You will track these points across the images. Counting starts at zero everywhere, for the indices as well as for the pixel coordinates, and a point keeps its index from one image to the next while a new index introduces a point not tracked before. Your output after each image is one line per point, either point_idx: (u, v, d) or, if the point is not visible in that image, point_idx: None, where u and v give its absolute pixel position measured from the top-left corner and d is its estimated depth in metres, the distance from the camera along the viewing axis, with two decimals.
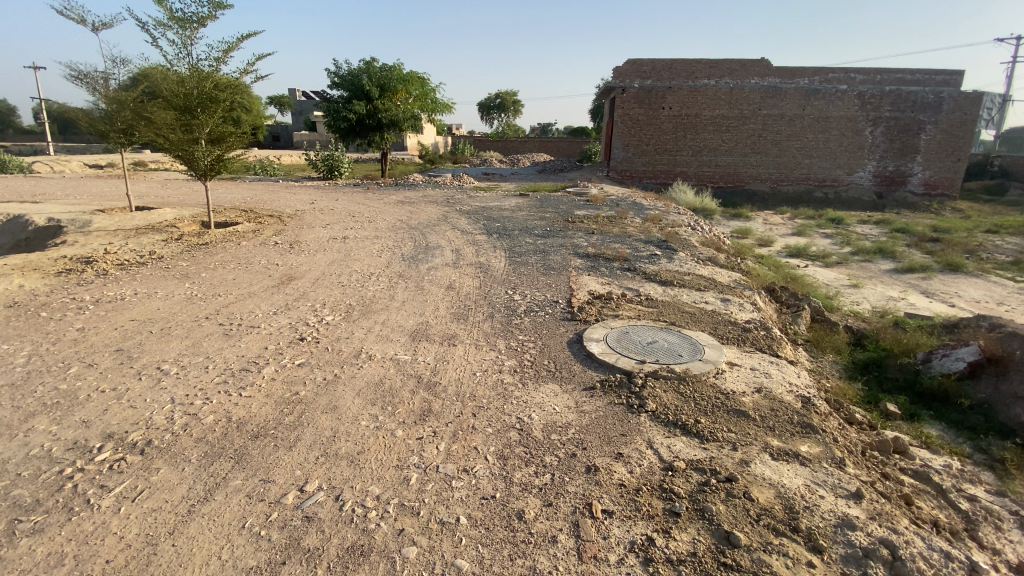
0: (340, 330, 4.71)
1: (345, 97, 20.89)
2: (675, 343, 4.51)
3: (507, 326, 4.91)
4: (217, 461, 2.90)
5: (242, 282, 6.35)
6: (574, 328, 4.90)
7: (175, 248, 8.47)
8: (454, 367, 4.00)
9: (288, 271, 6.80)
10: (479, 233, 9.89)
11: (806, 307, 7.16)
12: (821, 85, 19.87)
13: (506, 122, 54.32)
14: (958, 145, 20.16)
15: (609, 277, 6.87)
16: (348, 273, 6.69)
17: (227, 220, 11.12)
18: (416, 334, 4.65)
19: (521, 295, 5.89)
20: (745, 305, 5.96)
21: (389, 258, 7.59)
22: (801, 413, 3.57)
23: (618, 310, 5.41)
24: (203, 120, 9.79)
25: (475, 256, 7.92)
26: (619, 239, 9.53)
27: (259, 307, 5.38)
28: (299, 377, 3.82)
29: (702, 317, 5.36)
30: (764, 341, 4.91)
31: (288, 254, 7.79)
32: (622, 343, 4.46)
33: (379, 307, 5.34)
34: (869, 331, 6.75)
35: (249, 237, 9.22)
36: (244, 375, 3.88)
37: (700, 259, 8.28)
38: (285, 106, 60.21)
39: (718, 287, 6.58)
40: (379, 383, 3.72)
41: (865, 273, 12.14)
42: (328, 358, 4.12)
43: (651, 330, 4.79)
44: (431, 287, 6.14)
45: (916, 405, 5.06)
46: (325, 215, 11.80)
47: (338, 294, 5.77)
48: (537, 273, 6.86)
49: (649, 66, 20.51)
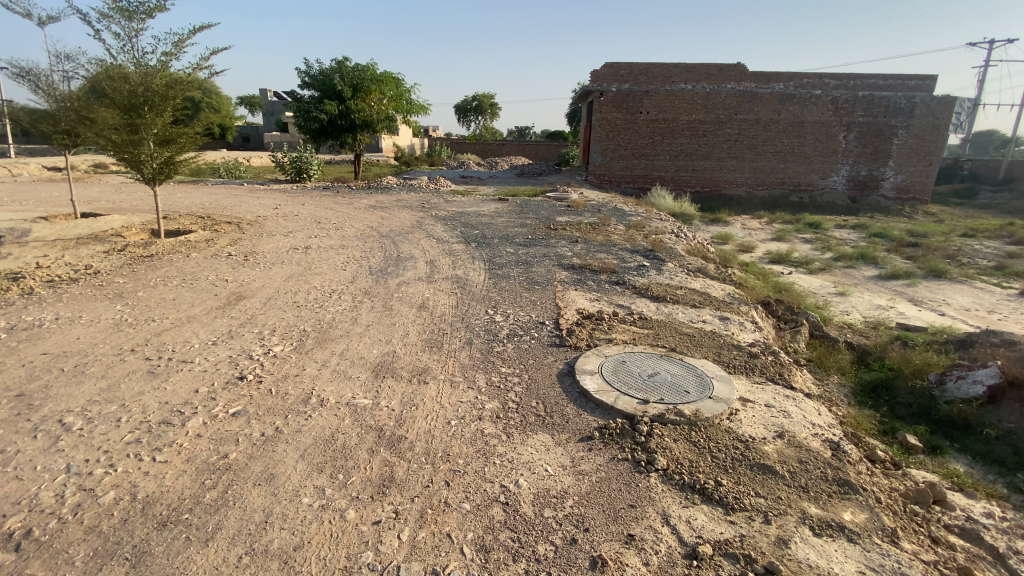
0: (288, 366, 3.98)
1: (315, 97, 19.93)
2: (679, 375, 3.90)
3: (486, 355, 4.27)
4: (108, 566, 2.15)
5: (183, 303, 5.50)
6: (563, 356, 4.29)
7: (115, 261, 7.52)
8: (423, 413, 3.34)
9: (237, 290, 5.97)
10: (456, 242, 9.22)
11: (805, 322, 6.72)
12: (797, 90, 19.81)
13: (483, 125, 53.69)
14: (929, 150, 20.42)
15: (598, 292, 6.29)
16: (305, 291, 5.92)
17: (179, 228, 10.17)
18: (378, 369, 3.96)
19: (502, 315, 5.26)
20: (746, 325, 5.43)
21: (355, 272, 6.85)
22: (835, 467, 3.05)
23: (612, 333, 4.82)
24: (151, 119, 8.78)
25: (452, 268, 7.26)
26: (604, 248, 9.00)
27: (196, 336, 4.55)
28: (231, 434, 3.07)
29: (703, 339, 4.81)
30: (774, 370, 4.38)
31: (241, 269, 6.96)
32: (619, 376, 3.84)
33: (337, 334, 4.63)
34: (871, 349, 6.36)
35: (202, 248, 8.34)
36: (164, 431, 3.10)
37: (691, 270, 7.78)
38: (255, 106, 58.39)
39: (714, 303, 6.06)
40: (329, 439, 3.02)
41: (850, 280, 11.90)
42: (270, 406, 3.39)
43: (651, 359, 4.17)
44: (400, 307, 5.44)
45: (935, 436, 4.71)
46: (289, 222, 10.94)
47: (291, 318, 5.01)
48: (520, 289, 6.24)
49: (627, 70, 20.05)
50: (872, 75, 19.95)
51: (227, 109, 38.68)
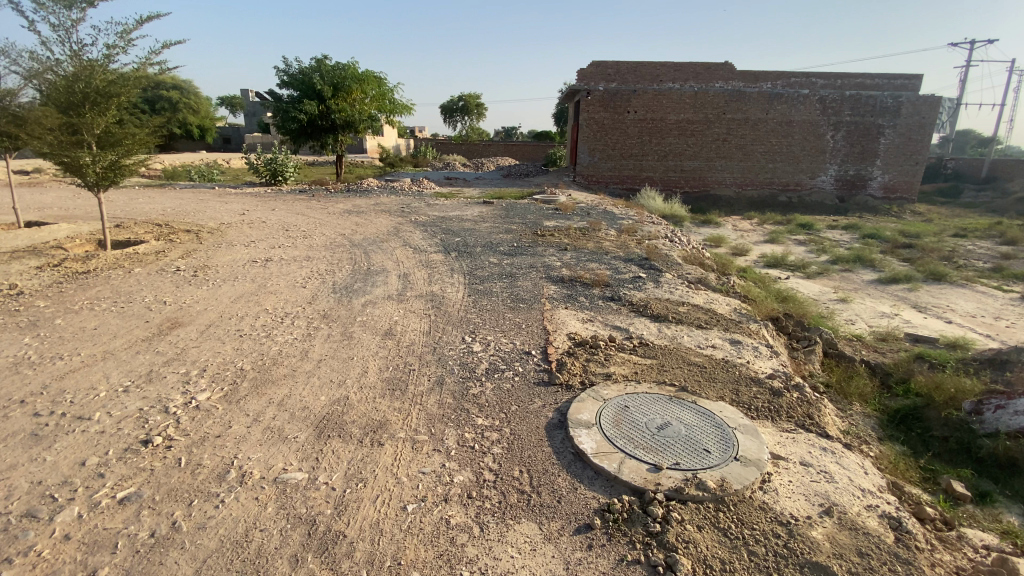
0: (210, 424, 3.18)
1: (294, 97, 18.97)
2: (695, 426, 3.20)
3: (459, 401, 3.49)
4: None
5: (103, 333, 4.63)
6: (553, 400, 3.53)
7: (44, 279, 6.60)
8: (371, 493, 2.57)
9: (173, 315, 5.12)
10: (435, 251, 8.42)
11: (818, 340, 6.06)
12: (784, 89, 19.38)
13: (470, 126, 52.99)
14: (916, 149, 20.08)
15: (590, 311, 5.56)
16: (253, 315, 5.10)
17: (130, 239, 9.22)
18: (321, 424, 3.18)
19: (480, 344, 4.49)
20: (762, 351, 4.74)
21: (316, 290, 6.04)
22: (905, 561, 2.35)
23: (609, 366, 4.07)
24: (92, 117, 7.60)
25: (427, 283, 6.50)
26: (595, 257, 8.30)
27: (107, 380, 3.72)
28: (110, 536, 2.30)
29: (716, 372, 4.10)
30: (802, 412, 3.69)
31: (185, 287, 6.11)
32: (622, 431, 3.10)
33: (280, 375, 3.83)
34: (891, 373, 5.73)
35: (147, 262, 7.44)
36: (23, 530, 2.32)
37: (690, 283, 7.08)
38: (236, 106, 56.80)
39: (722, 322, 5.37)
40: (240, 542, 2.25)
41: (849, 285, 11.35)
42: (173, 486, 2.61)
43: (659, 403, 3.45)
44: (361, 335, 4.65)
45: (982, 480, 4.05)
46: (254, 230, 10.07)
47: (228, 353, 4.20)
48: (502, 309, 5.50)
49: (614, 69, 19.45)
50: (860, 74, 19.57)
51: (206, 109, 37.37)
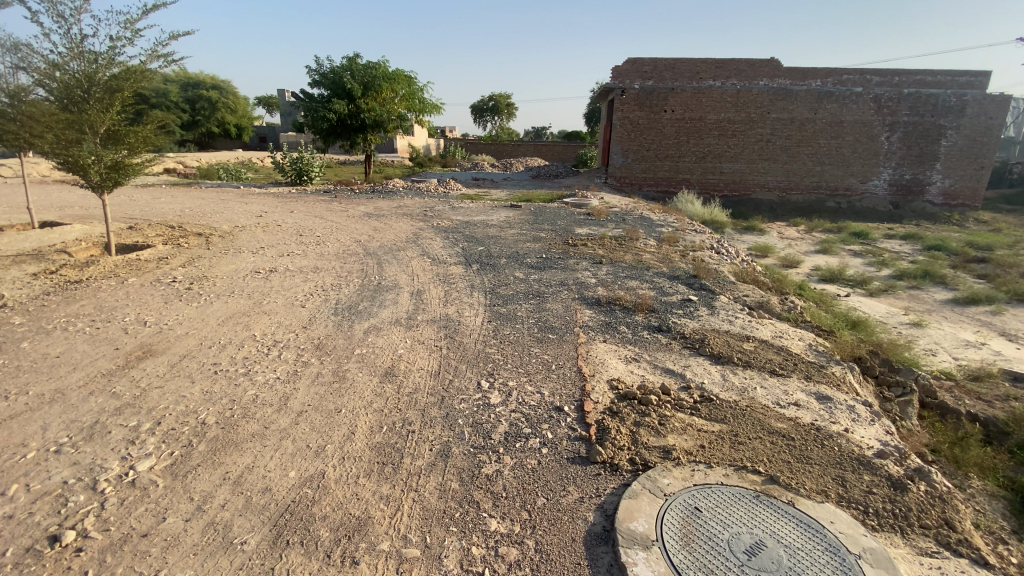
0: (142, 512, 2.44)
1: (324, 96, 18.51)
2: (802, 551, 2.24)
3: (468, 489, 2.61)
4: None
5: (64, 364, 3.98)
6: (595, 492, 2.62)
7: (33, 288, 6.07)
8: None
9: (149, 341, 4.43)
10: (454, 263, 7.61)
11: (914, 388, 4.90)
12: (835, 87, 17.81)
13: (500, 126, 52.20)
14: (983, 152, 18.14)
15: (634, 346, 4.60)
16: (236, 344, 4.37)
17: (137, 243, 8.76)
18: (281, 521, 2.37)
19: (498, 394, 3.58)
20: (860, 413, 3.68)
21: (314, 310, 5.28)
22: None
23: (666, 435, 3.11)
24: (95, 113, 7.07)
25: (442, 304, 5.66)
26: (634, 273, 7.33)
27: (44, 432, 3.07)
28: None
29: (811, 448, 3.09)
30: (938, 517, 2.66)
31: (175, 303, 5.48)
32: (695, 553, 2.20)
33: (246, 435, 3.04)
34: (1008, 434, 4.54)
35: (144, 270, 6.91)
36: None
37: (749, 308, 6.05)
38: (274, 106, 57.50)
39: (800, 368, 4.32)
40: None
41: (920, 305, 9.96)
42: None
43: (741, 504, 2.52)
44: (355, 376, 3.83)
45: None
46: (267, 234, 9.51)
47: (195, 398, 3.46)
48: (528, 341, 4.60)
49: (650, 66, 18.37)
50: (920, 71, 17.87)
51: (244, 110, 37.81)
